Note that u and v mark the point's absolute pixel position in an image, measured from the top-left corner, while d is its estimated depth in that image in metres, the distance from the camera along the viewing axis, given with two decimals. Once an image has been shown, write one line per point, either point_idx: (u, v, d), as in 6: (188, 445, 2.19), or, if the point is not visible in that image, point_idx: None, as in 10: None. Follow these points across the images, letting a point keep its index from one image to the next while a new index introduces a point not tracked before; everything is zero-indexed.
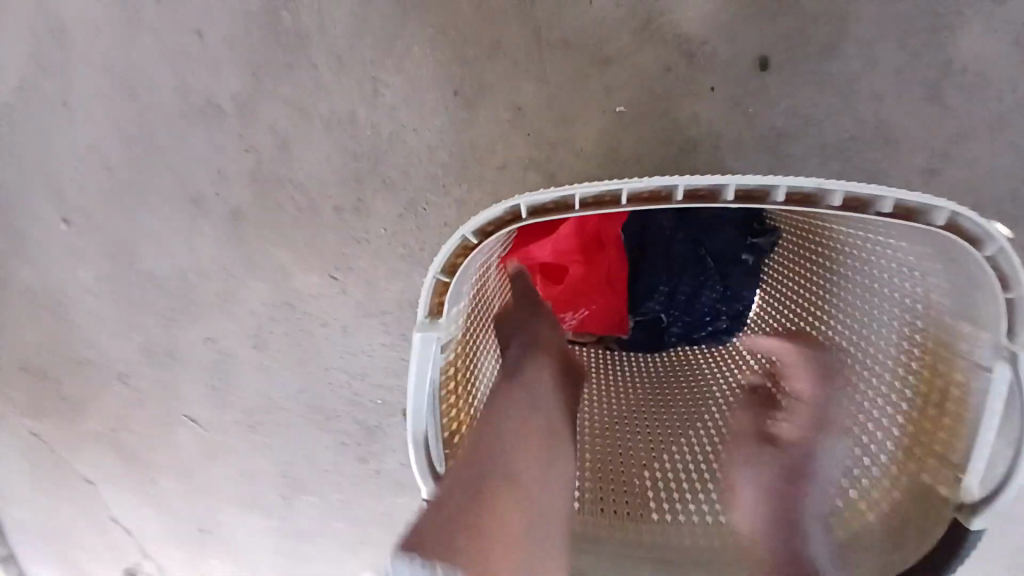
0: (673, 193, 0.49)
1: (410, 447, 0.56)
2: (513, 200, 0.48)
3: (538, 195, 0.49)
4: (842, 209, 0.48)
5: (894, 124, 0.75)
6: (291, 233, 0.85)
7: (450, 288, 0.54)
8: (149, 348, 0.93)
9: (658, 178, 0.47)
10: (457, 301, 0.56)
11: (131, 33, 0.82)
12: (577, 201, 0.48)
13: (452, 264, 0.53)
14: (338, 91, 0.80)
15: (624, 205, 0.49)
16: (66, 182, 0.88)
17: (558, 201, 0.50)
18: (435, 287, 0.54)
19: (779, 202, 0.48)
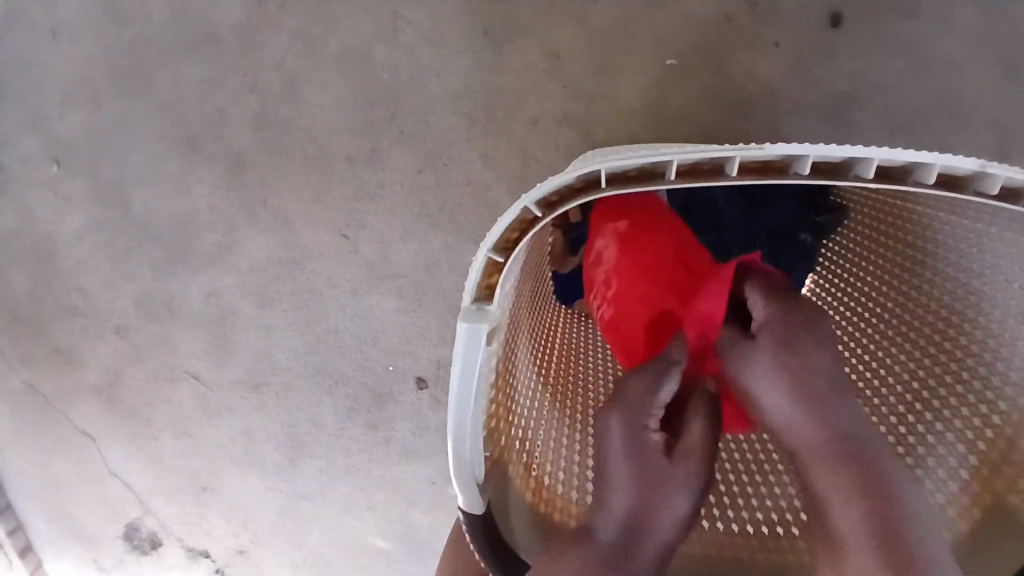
0: (791, 166, 0.40)
1: (451, 452, 0.46)
2: (595, 163, 0.39)
3: (623, 160, 0.39)
4: (992, 199, 0.40)
5: (974, 94, 0.67)
6: (298, 185, 0.78)
7: (504, 269, 0.44)
8: (146, 301, 0.87)
9: (781, 145, 0.38)
10: (508, 282, 0.46)
11: None
12: (674, 168, 0.39)
13: (510, 237, 0.43)
14: (354, 26, 0.72)
15: (730, 176, 0.40)
16: (53, 116, 0.80)
17: (644, 168, 0.41)
18: (486, 267, 0.44)
19: (928, 184, 0.39)
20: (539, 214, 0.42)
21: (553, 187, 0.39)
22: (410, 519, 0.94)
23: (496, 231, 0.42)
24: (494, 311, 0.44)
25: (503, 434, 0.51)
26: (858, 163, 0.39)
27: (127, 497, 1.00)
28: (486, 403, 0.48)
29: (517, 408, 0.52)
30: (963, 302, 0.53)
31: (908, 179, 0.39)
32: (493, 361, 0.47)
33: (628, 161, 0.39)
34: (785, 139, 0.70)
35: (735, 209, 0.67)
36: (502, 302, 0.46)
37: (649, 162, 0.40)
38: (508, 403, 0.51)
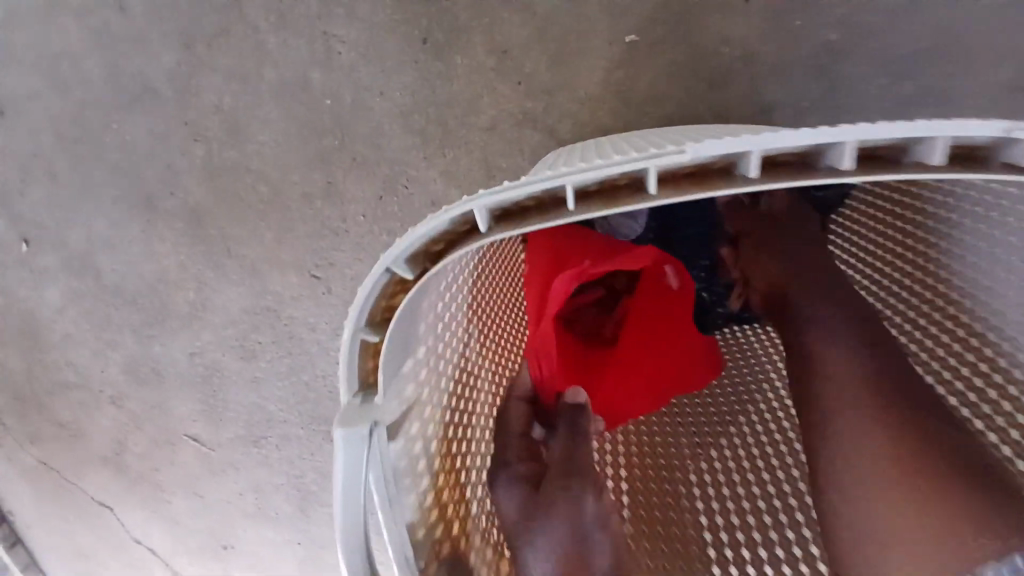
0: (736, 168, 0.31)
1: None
2: (464, 202, 0.32)
3: (507, 190, 0.32)
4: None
5: (986, 21, 0.57)
6: (258, 229, 0.73)
7: (386, 354, 0.39)
8: (133, 367, 0.85)
9: (707, 143, 0.30)
10: (408, 355, 0.42)
11: (51, 15, 0.71)
12: (571, 193, 0.31)
13: (387, 307, 0.39)
14: (286, 53, 0.67)
15: (654, 193, 0.31)
16: (12, 195, 0.78)
17: (541, 198, 0.33)
18: (363, 349, 0.40)
19: (937, 167, 0.30)
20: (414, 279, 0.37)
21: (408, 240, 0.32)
22: None
23: (363, 305, 0.37)
24: (379, 403, 0.39)
25: (444, 525, 0.44)
26: (830, 152, 0.30)
27: (150, 561, 0.99)
28: (405, 500, 0.41)
29: (457, 482, 0.47)
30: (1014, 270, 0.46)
31: (908, 162, 0.31)
32: (409, 446, 0.43)
33: (506, 190, 0.31)
34: (774, 106, 0.61)
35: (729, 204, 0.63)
36: (398, 387, 0.41)
37: (538, 190, 0.32)
38: (447, 483, 0.46)
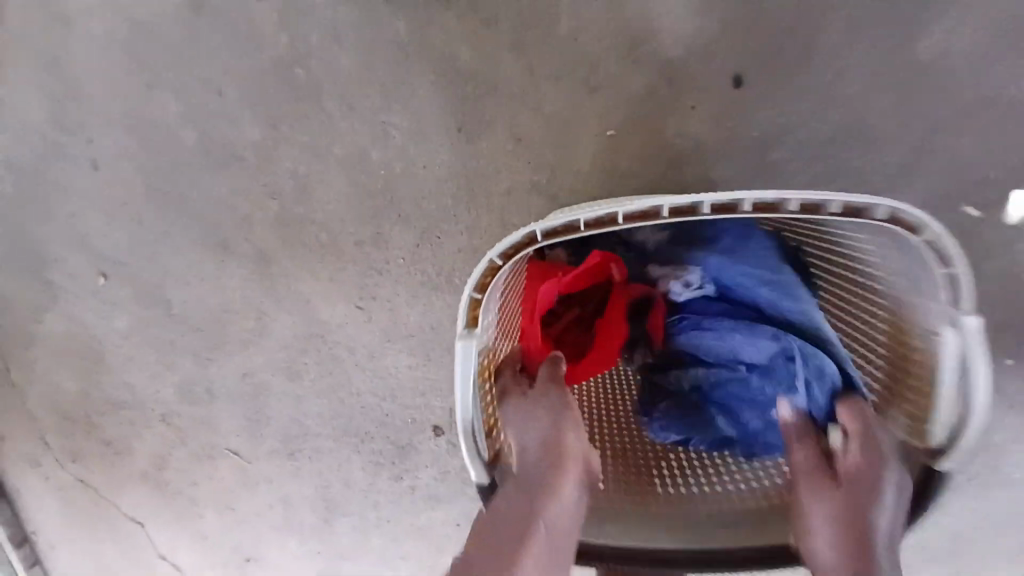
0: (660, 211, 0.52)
1: (463, 444, 0.61)
2: (526, 227, 0.53)
3: (546, 222, 0.53)
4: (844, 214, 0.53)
5: (863, 126, 0.80)
6: (315, 269, 0.91)
7: (482, 304, 0.58)
8: (186, 386, 0.98)
9: (648, 199, 0.51)
10: (488, 311, 0.60)
11: (153, 92, 0.88)
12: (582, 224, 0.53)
13: (482, 282, 0.57)
14: (350, 131, 0.86)
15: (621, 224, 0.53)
16: (99, 237, 0.94)
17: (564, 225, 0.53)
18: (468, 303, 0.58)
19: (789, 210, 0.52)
20: (500, 262, 0.56)
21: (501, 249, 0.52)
22: (440, 563, 1.02)
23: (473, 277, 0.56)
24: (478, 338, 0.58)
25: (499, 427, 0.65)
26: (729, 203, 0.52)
27: None
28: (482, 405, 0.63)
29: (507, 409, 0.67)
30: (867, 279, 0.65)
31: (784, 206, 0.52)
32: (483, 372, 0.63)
33: (549, 224, 0.52)
34: (718, 183, 0.84)
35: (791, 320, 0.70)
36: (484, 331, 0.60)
37: (565, 222, 0.53)
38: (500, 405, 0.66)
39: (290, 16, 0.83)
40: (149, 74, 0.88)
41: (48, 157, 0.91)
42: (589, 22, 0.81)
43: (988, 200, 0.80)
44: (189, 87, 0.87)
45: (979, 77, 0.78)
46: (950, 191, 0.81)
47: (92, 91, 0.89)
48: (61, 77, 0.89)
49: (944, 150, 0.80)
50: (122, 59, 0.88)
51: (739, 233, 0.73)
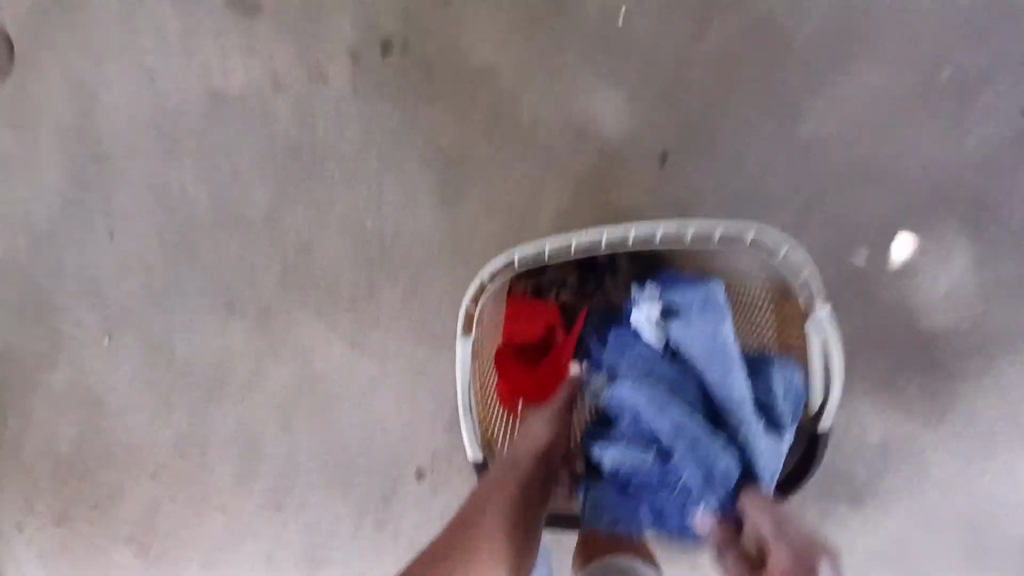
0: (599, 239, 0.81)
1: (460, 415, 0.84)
2: (507, 254, 0.81)
3: (523, 251, 0.83)
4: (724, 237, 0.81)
5: (770, 190, 0.98)
6: (311, 322, 1.02)
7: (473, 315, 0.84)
8: (182, 437, 1.04)
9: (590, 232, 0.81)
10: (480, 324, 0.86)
11: (172, 170, 1.02)
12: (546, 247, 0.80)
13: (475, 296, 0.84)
14: (347, 201, 1.00)
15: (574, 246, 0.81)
16: (111, 296, 1.04)
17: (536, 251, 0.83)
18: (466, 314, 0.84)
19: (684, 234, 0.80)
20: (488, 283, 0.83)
21: (487, 268, 0.79)
22: None
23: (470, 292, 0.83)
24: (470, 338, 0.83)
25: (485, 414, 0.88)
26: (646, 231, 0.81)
27: None
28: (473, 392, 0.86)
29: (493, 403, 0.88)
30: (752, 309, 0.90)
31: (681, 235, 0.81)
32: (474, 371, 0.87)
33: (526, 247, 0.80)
34: None
35: (724, 401, 0.79)
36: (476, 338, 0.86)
37: (535, 250, 0.82)
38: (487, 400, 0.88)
39: (298, 110, 1.00)
40: (171, 155, 1.02)
41: (71, 226, 1.03)
42: (543, 110, 0.98)
43: (877, 244, 0.99)
44: (206, 166, 1.01)
45: (856, 150, 0.97)
46: (844, 240, 0.99)
47: (118, 171, 1.03)
48: (91, 159, 1.03)
49: (836, 207, 0.98)
50: (148, 143, 1.02)
51: (703, 304, 0.81)
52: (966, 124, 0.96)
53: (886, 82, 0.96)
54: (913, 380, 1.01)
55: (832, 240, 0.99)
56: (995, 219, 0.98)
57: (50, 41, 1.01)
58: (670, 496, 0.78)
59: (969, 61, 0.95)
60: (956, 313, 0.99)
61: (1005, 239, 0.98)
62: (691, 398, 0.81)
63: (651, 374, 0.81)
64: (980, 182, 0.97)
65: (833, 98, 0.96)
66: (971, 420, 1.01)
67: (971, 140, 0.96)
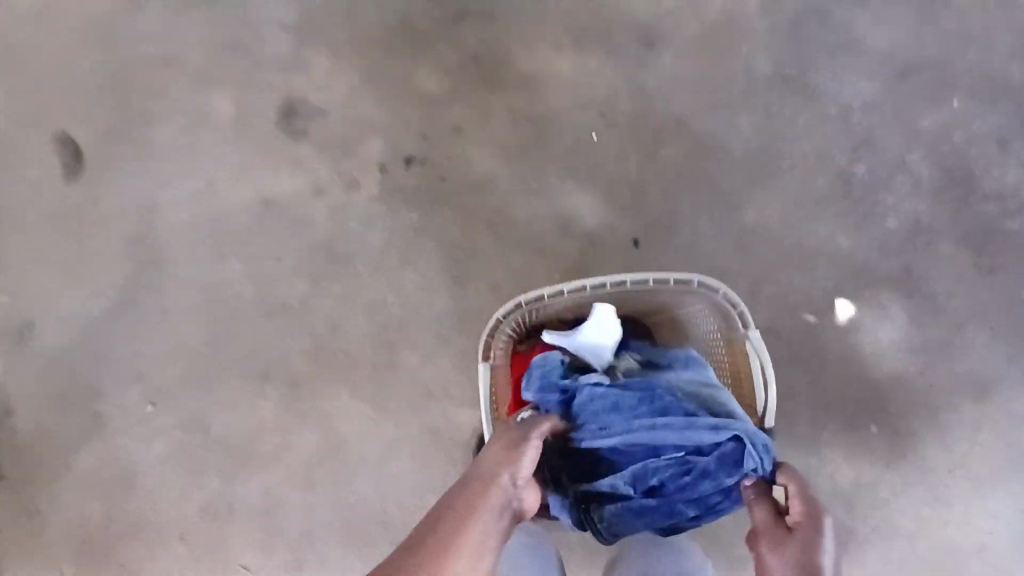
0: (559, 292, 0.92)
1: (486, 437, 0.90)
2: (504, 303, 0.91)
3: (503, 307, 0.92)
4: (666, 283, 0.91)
5: (726, 268, 1.19)
6: (337, 390, 1.15)
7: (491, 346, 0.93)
8: (207, 505, 1.12)
9: (549, 287, 0.92)
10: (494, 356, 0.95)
11: (219, 261, 1.18)
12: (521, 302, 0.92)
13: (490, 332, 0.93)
14: (373, 284, 1.18)
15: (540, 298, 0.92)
16: (154, 371, 1.16)
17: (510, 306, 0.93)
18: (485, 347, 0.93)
19: (628, 283, 0.91)
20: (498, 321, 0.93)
21: (496, 310, 0.89)
22: None
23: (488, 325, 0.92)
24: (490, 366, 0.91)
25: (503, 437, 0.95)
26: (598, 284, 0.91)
27: None
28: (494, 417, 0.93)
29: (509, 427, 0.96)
30: (708, 335, 0.98)
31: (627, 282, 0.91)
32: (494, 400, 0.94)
33: (505, 304, 0.91)
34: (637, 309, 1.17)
35: (705, 402, 0.84)
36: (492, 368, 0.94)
37: (512, 304, 0.92)
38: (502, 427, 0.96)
39: (333, 212, 1.20)
40: (218, 248, 1.18)
41: (121, 311, 1.17)
42: (537, 209, 1.19)
43: (821, 311, 1.19)
44: (250, 258, 1.18)
45: (791, 236, 1.20)
46: (790, 308, 1.19)
47: (170, 262, 1.18)
48: (145, 252, 1.18)
49: (781, 281, 1.19)
50: (198, 239, 1.19)
51: (687, 359, 0.92)
52: (878, 212, 1.21)
53: (811, 181, 1.21)
54: (865, 428, 1.17)
55: (781, 309, 1.18)
56: (907, 287, 1.20)
57: (116, 159, 1.19)
58: (701, 487, 0.78)
59: (872, 164, 1.21)
60: (894, 368, 1.18)
61: (921, 302, 1.20)
62: (677, 404, 0.82)
63: (618, 413, 0.83)
64: (895, 257, 1.20)
65: (768, 197, 1.20)
66: (917, 459, 1.17)
67: (879, 225, 1.21)
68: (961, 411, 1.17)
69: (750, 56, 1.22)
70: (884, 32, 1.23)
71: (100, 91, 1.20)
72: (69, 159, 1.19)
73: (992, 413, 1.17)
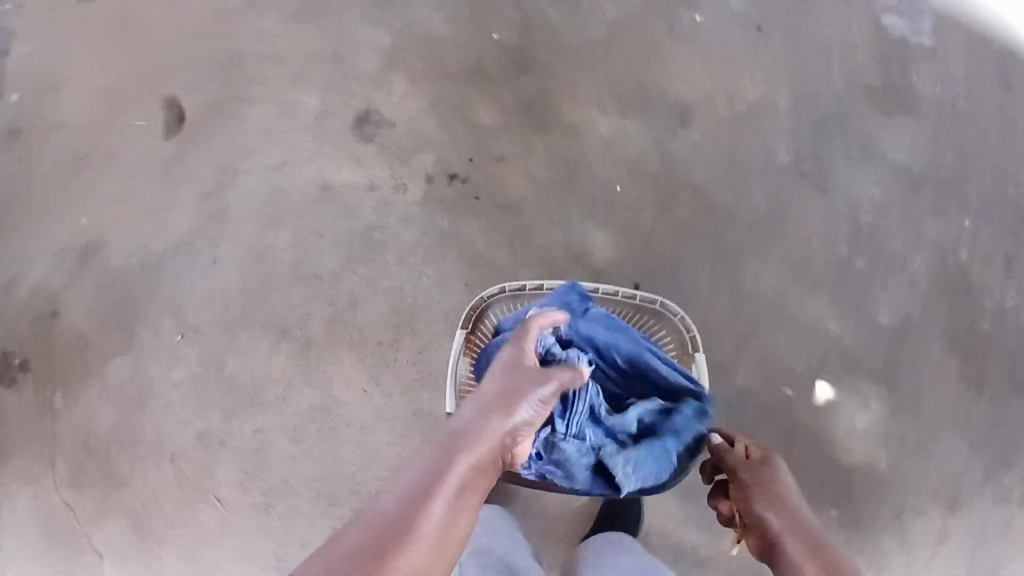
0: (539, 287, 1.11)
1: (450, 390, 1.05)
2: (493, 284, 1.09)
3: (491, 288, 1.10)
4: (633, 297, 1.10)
5: (716, 326, 1.28)
6: (342, 358, 1.27)
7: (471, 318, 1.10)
8: (203, 434, 1.26)
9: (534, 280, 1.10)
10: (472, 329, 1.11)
11: (271, 227, 1.34)
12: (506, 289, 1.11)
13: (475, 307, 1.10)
14: (396, 272, 1.31)
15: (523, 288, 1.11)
16: (192, 309, 1.31)
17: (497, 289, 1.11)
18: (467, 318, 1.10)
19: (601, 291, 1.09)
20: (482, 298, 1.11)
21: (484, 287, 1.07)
22: None
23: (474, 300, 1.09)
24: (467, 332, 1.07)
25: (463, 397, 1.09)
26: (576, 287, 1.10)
27: None
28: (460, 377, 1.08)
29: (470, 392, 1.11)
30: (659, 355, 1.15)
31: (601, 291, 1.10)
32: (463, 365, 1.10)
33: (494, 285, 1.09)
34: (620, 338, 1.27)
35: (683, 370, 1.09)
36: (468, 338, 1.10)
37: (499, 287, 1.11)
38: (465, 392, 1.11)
39: (379, 206, 1.34)
40: (273, 215, 1.34)
41: (178, 252, 1.33)
42: (555, 238, 1.32)
43: (797, 385, 1.25)
44: (297, 229, 1.33)
45: (783, 311, 1.28)
46: (769, 375, 1.26)
47: (231, 217, 1.34)
48: (211, 206, 1.35)
49: (765, 349, 1.27)
50: (259, 204, 1.34)
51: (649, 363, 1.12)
52: (869, 305, 1.28)
53: (811, 264, 1.30)
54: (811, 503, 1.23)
55: (761, 373, 1.26)
56: (885, 380, 1.25)
57: (208, 127, 1.37)
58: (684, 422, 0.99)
59: (872, 260, 1.30)
60: (859, 452, 1.24)
61: (897, 397, 1.25)
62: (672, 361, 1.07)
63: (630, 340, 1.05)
64: (881, 349, 1.27)
65: (768, 272, 1.30)
66: (855, 544, 1.22)
67: (869, 317, 1.28)
68: (907, 507, 1.22)
69: (774, 145, 1.33)
70: (903, 147, 1.33)
71: (211, 66, 1.40)
72: (172, 120, 1.38)
73: (935, 516, 1.22)
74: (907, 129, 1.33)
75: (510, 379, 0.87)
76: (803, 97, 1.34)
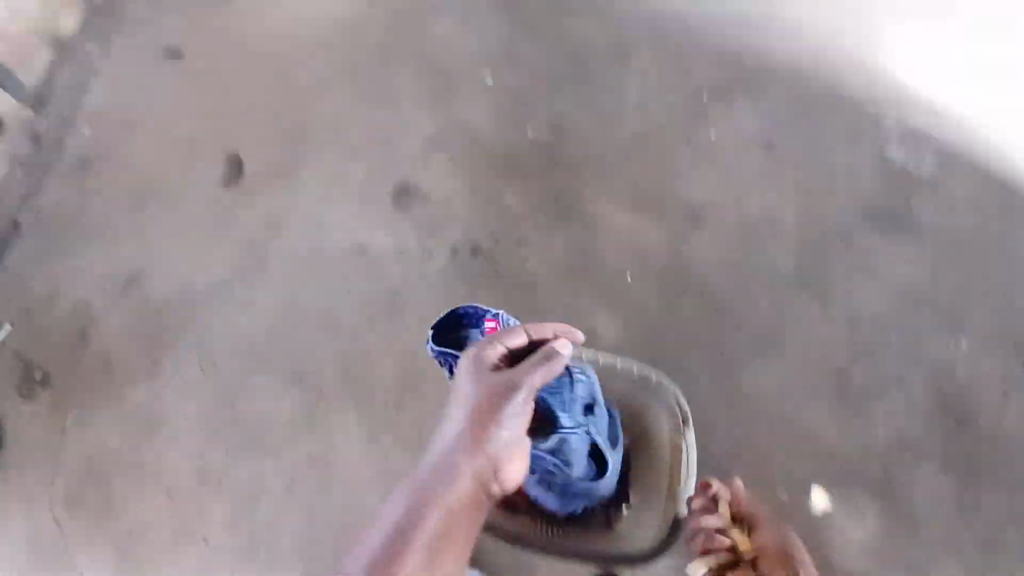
0: None
1: None
2: None
3: None
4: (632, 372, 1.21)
5: (709, 422, 1.32)
6: (347, 412, 1.32)
7: None
8: (203, 470, 1.30)
9: None
10: None
11: (301, 279, 1.43)
12: None
13: None
14: (410, 333, 1.38)
15: None
16: (215, 347, 1.38)
17: None
18: None
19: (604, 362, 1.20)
20: None
21: None
22: None
23: None
24: None
25: None
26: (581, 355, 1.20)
27: None
28: None
29: None
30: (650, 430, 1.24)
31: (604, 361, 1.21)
32: None
33: None
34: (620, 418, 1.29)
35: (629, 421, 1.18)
36: None
37: None
38: None
39: (404, 270, 1.43)
40: (306, 268, 1.44)
41: (212, 292, 1.42)
42: (564, 320, 1.39)
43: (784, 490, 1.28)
44: (325, 284, 1.42)
45: (778, 414, 1.31)
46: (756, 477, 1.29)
47: (266, 267, 1.44)
48: (251, 254, 1.45)
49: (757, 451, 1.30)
50: (294, 257, 1.45)
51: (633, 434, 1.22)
52: (865, 418, 1.30)
53: (810, 371, 1.34)
54: None
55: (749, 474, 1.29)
56: (876, 497, 1.26)
57: (261, 183, 1.50)
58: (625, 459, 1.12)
59: (870, 374, 1.33)
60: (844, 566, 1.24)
61: (887, 515, 1.25)
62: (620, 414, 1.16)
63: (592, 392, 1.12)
64: (874, 464, 1.28)
65: (767, 375, 1.34)
66: None
67: (864, 430, 1.30)
68: None
69: (780, 257, 1.41)
70: (904, 270, 1.39)
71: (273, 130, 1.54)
72: (229, 174, 1.51)
73: None
74: (907, 249, 1.40)
75: (478, 398, 0.85)
76: (810, 214, 1.44)
